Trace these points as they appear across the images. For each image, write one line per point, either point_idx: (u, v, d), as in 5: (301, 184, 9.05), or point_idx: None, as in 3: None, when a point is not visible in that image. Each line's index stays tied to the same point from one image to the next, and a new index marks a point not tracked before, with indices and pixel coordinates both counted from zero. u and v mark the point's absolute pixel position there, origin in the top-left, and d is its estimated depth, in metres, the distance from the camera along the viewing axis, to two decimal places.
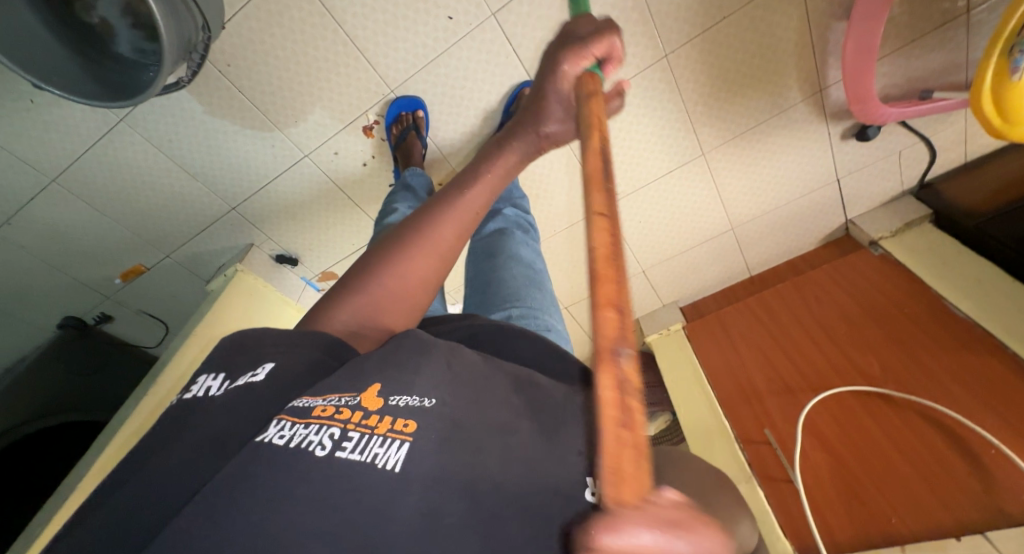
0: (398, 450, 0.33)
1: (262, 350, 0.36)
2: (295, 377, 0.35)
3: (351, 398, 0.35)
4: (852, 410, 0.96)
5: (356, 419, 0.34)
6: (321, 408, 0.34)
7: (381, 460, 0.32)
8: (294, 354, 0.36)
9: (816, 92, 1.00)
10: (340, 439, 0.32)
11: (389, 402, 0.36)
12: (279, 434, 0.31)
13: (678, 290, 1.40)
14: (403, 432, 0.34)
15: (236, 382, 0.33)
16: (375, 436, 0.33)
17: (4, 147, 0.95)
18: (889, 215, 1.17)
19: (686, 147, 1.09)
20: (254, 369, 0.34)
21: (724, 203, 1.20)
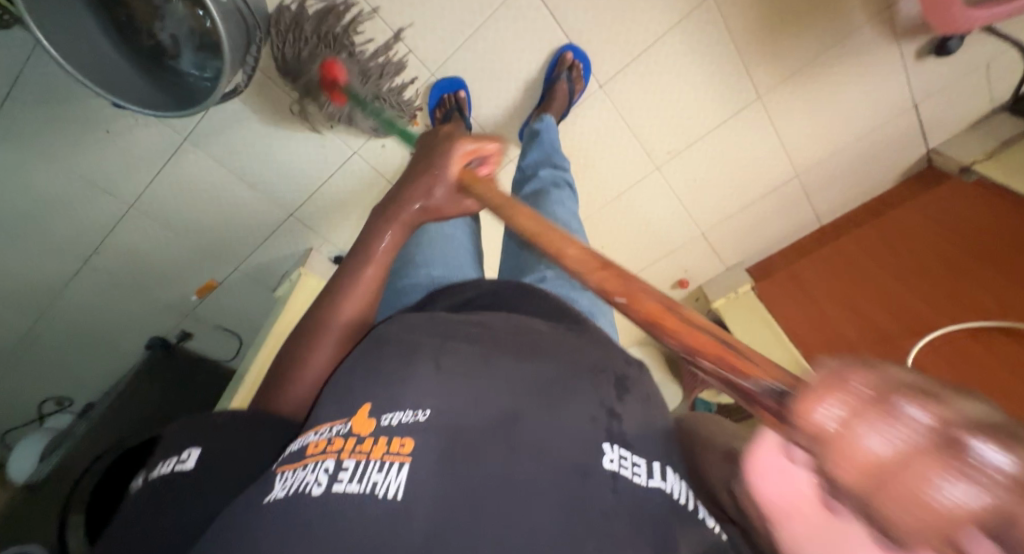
0: (398, 473, 0.31)
1: (192, 430, 0.41)
2: (221, 451, 0.40)
3: (341, 429, 0.34)
4: (967, 350, 0.87)
5: (351, 446, 0.33)
6: (315, 445, 0.34)
7: (379, 489, 0.30)
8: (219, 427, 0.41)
9: (883, 11, 0.92)
10: (336, 472, 0.31)
11: (380, 423, 0.34)
12: (282, 487, 0.32)
13: (742, 251, 1.33)
14: (400, 453, 0.32)
15: (166, 469, 0.38)
16: (372, 462, 0.32)
17: (85, 180, 1.02)
18: (979, 136, 1.06)
19: (740, 92, 1.03)
20: (180, 460, 0.39)
21: (787, 149, 1.12)
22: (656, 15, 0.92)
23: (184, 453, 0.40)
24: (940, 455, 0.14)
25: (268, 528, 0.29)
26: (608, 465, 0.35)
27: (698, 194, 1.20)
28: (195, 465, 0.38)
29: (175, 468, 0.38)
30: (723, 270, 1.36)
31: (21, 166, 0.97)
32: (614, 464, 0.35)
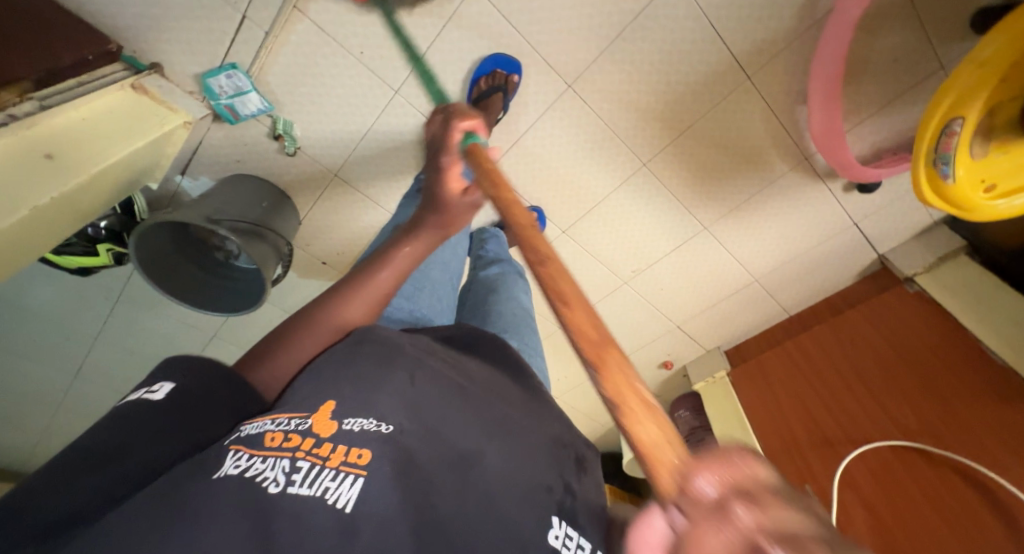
0: (350, 486, 0.37)
1: (174, 368, 0.44)
2: (193, 397, 0.42)
3: (301, 425, 0.40)
4: (891, 467, 0.97)
5: (309, 447, 0.39)
6: (271, 437, 0.39)
7: (330, 495, 0.36)
8: (190, 375, 0.43)
9: (802, 160, 1.04)
10: (291, 472, 0.37)
11: (342, 426, 0.41)
12: (235, 465, 0.36)
13: (718, 338, 1.47)
14: (358, 467, 0.38)
15: (131, 395, 0.41)
16: (327, 469, 0.38)
17: (185, 318, 1.42)
18: (922, 248, 1.14)
19: (686, 226, 1.18)
20: (156, 387, 0.42)
21: (740, 261, 1.26)
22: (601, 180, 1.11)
23: (157, 384, 0.42)
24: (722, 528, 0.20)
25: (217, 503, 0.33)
26: (551, 543, 0.44)
27: (666, 299, 1.36)
28: (161, 398, 0.40)
29: (148, 394, 0.41)
30: (703, 352, 1.51)
31: (138, 313, 1.38)
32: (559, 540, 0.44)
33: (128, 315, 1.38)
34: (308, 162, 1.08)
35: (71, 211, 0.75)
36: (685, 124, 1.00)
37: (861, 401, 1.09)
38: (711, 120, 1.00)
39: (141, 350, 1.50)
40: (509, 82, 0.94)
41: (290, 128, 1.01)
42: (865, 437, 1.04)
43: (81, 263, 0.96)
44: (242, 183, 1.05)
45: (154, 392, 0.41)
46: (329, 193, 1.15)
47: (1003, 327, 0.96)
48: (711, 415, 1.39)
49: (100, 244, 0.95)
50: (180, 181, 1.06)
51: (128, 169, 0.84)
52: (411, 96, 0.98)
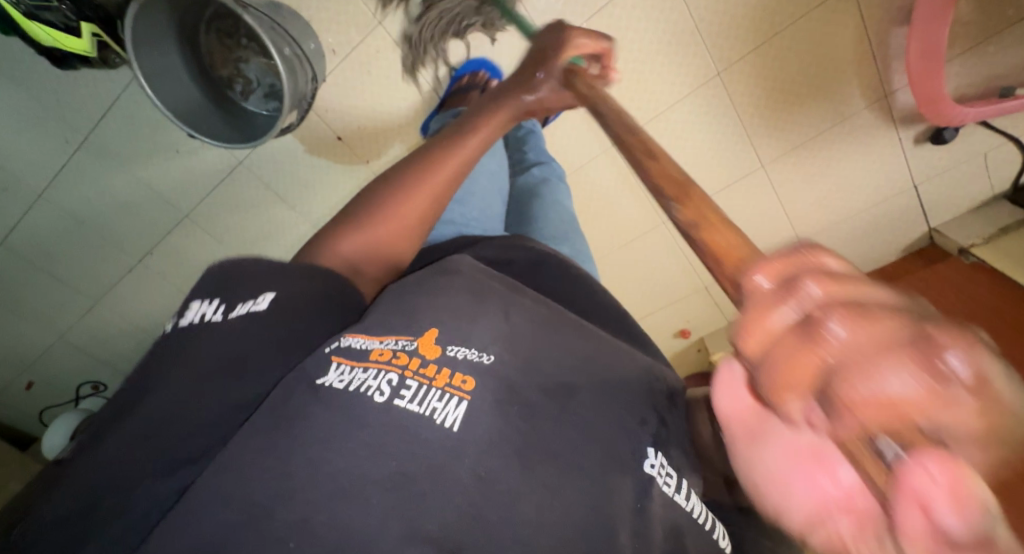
0: (456, 407, 0.39)
1: (260, 278, 0.45)
2: (294, 305, 0.44)
3: (408, 345, 0.42)
4: None
5: (415, 367, 0.40)
6: (377, 352, 0.40)
7: (440, 416, 0.38)
8: (291, 284, 0.45)
9: (881, 98, 0.98)
10: (398, 388, 0.38)
11: (446, 352, 0.42)
12: (339, 380, 0.39)
13: None
14: (461, 390, 0.40)
15: (236, 310, 0.42)
16: (434, 390, 0.39)
17: (155, 190, 1.22)
18: (980, 220, 1.09)
19: (745, 159, 1.10)
20: (255, 299, 0.43)
21: (789, 214, 1.18)
22: (672, 76, 1.01)
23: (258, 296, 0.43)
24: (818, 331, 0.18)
25: (322, 418, 0.36)
26: (647, 470, 0.44)
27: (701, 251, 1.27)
28: (267, 310, 0.42)
29: (249, 307, 0.42)
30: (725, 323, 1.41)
31: (98, 173, 1.17)
32: (654, 469, 0.45)
33: (87, 172, 1.17)
34: None
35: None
36: (772, 30, 0.93)
37: None
38: (800, 31, 0.92)
39: (93, 225, 1.27)
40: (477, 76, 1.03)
41: None
42: None
43: (58, 44, 0.78)
44: (277, 8, 0.89)
45: (256, 304, 0.42)
46: (366, 48, 1.00)
47: None
48: None
49: (83, 26, 0.78)
50: None
51: None
52: None
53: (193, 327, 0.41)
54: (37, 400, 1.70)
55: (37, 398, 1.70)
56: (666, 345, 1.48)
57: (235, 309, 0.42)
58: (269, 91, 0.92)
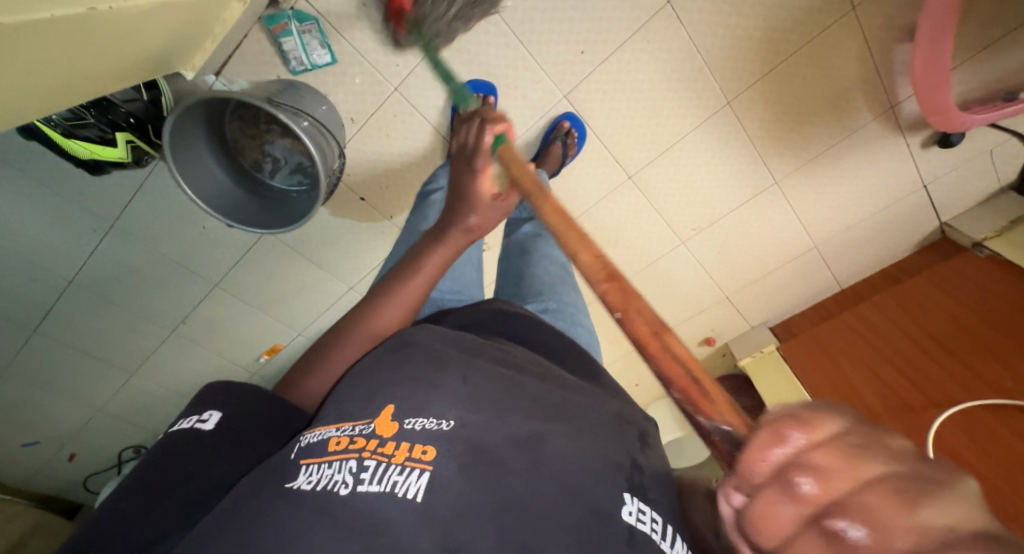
0: (418, 478, 0.39)
1: (211, 398, 0.50)
2: (235, 418, 0.48)
3: (364, 428, 0.43)
4: (988, 425, 0.91)
5: (372, 447, 0.41)
6: (336, 443, 0.42)
7: (401, 488, 0.39)
8: (236, 405, 0.50)
9: (888, 110, 1.01)
10: (358, 471, 0.40)
11: (403, 426, 0.43)
12: (306, 480, 0.40)
13: (763, 311, 1.40)
14: (422, 461, 0.40)
15: (183, 425, 0.47)
16: (393, 465, 0.40)
17: (184, 264, 1.24)
18: (989, 213, 1.13)
19: (758, 178, 1.13)
20: (204, 417, 0.48)
21: (804, 223, 1.21)
22: (684, 108, 1.03)
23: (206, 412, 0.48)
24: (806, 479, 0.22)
25: (291, 519, 0.36)
26: (626, 518, 0.40)
27: (720, 266, 1.30)
28: (210, 428, 0.47)
29: (196, 423, 0.47)
30: (747, 328, 1.44)
31: (128, 255, 1.19)
32: (633, 516, 0.41)
33: (117, 256, 1.19)
34: (358, 66, 0.94)
35: (96, 61, 0.60)
36: (777, 59, 0.96)
37: (941, 365, 1.03)
38: (805, 56, 0.95)
39: (122, 301, 1.29)
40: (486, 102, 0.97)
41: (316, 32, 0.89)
42: (952, 399, 0.98)
43: (93, 155, 0.79)
44: (294, 87, 0.91)
45: (204, 420, 0.48)
46: (383, 114, 1.01)
47: None
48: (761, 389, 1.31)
49: (120, 135, 0.80)
50: (213, 82, 0.93)
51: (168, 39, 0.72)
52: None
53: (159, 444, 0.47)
54: (81, 469, 1.73)
55: (80, 467, 1.72)
56: None
57: (180, 423, 0.47)
58: (297, 167, 0.94)
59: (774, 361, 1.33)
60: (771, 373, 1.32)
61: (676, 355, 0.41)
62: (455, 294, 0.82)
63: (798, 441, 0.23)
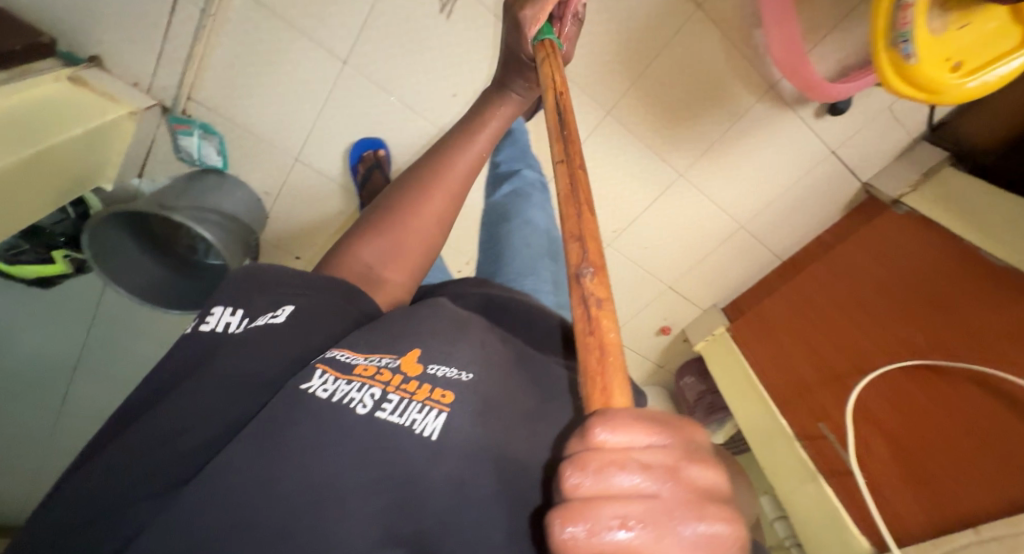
0: (435, 419, 0.44)
1: (284, 296, 0.52)
2: (299, 325, 0.50)
3: (390, 362, 0.48)
4: (902, 388, 0.92)
5: (396, 382, 0.46)
6: (362, 367, 0.47)
7: (418, 425, 0.43)
8: (306, 303, 0.52)
9: (768, 89, 1.02)
10: (380, 401, 0.44)
11: (427, 370, 0.48)
12: (323, 387, 0.45)
13: (712, 294, 1.42)
14: (441, 403, 0.45)
15: (255, 320, 0.50)
16: (415, 403, 0.45)
17: (161, 337, 1.38)
18: (905, 168, 1.11)
19: (661, 174, 1.15)
20: (276, 312, 0.50)
21: (723, 207, 1.22)
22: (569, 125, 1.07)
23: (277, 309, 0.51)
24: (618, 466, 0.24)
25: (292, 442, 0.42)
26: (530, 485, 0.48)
27: (653, 259, 1.32)
28: (284, 322, 0.49)
29: (270, 318, 0.50)
30: (701, 312, 1.46)
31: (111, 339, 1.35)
32: None
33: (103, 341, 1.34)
34: (258, 146, 1.04)
35: None
36: (642, 64, 0.98)
37: (864, 331, 1.03)
38: (667, 57, 0.98)
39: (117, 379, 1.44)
40: (380, 157, 1.06)
41: (208, 127, 0.99)
42: (873, 365, 0.98)
43: (36, 272, 0.96)
44: (201, 178, 1.02)
45: (276, 316, 0.50)
46: (294, 183, 1.11)
47: (1000, 226, 0.90)
48: (714, 373, 1.34)
49: (53, 250, 0.95)
50: (139, 183, 1.03)
51: (71, 169, 0.83)
52: (361, 65, 0.95)
53: (219, 335, 0.49)
54: None
55: None
56: (651, 343, 1.54)
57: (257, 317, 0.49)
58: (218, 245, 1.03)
59: (724, 343, 1.35)
60: (722, 354, 1.34)
61: (591, 294, 0.41)
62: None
63: (612, 438, 0.25)
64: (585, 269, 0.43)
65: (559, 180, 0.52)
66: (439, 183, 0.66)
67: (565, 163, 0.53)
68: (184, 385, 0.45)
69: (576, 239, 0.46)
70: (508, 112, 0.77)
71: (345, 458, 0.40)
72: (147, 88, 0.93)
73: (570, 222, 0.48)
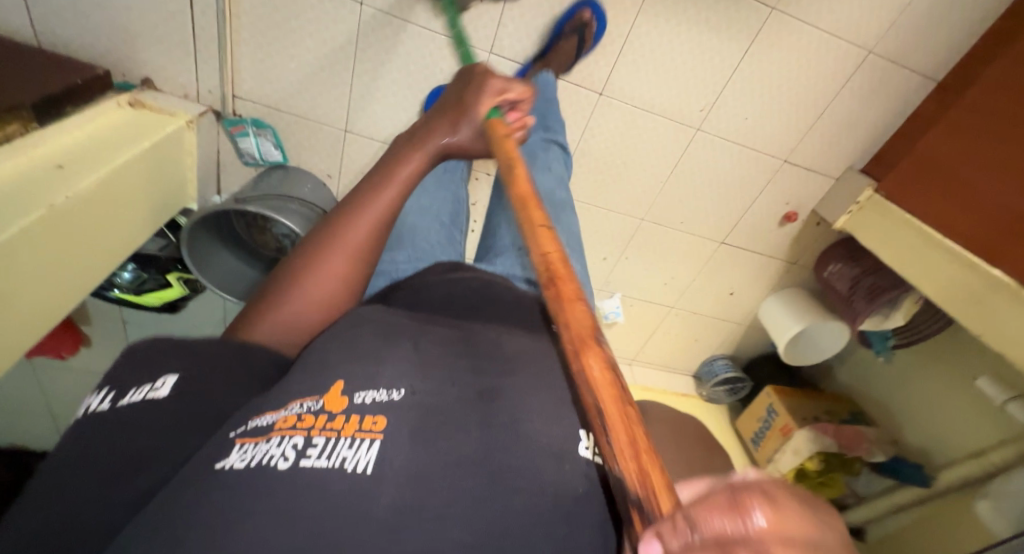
0: (368, 451, 0.39)
1: (168, 364, 0.48)
2: (194, 386, 0.46)
3: (312, 406, 0.43)
4: None
5: (322, 424, 0.41)
6: (280, 421, 0.41)
7: (349, 463, 0.38)
8: (197, 370, 0.47)
9: None
10: (305, 447, 0.39)
11: (353, 400, 0.44)
12: (238, 458, 0.38)
13: (844, 156, 1.15)
14: (373, 432, 0.41)
15: (131, 396, 0.44)
16: (343, 439, 0.40)
17: None
18: None
19: (750, 18, 0.94)
20: (157, 383, 0.46)
21: (839, 35, 0.97)
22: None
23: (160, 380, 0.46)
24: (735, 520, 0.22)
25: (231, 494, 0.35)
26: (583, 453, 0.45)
27: (758, 130, 1.10)
28: (166, 396, 0.45)
29: (151, 391, 0.45)
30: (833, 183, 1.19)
31: None
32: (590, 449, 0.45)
33: None
34: (306, 128, 1.03)
35: (81, 247, 0.74)
36: None
37: None
38: None
39: None
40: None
41: (259, 122, 1.00)
42: None
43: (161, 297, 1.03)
44: (266, 176, 1.03)
45: (158, 388, 0.45)
46: (350, 158, 1.08)
47: None
48: (874, 246, 1.09)
49: (169, 274, 1.02)
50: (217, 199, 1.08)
51: (149, 194, 0.87)
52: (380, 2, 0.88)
53: (88, 419, 0.43)
54: None
55: None
56: (777, 238, 1.29)
57: (130, 395, 0.44)
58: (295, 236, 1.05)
59: (875, 208, 1.10)
60: (878, 222, 1.08)
61: (599, 359, 0.44)
62: (413, 264, 0.81)
63: (761, 519, 0.22)
64: (598, 344, 0.45)
65: (540, 247, 0.57)
66: (338, 243, 0.64)
67: (546, 231, 0.59)
68: (70, 473, 0.39)
69: (581, 306, 0.50)
70: (415, 170, 0.71)
71: (271, 517, 0.33)
72: (196, 97, 0.95)
73: (574, 304, 0.50)
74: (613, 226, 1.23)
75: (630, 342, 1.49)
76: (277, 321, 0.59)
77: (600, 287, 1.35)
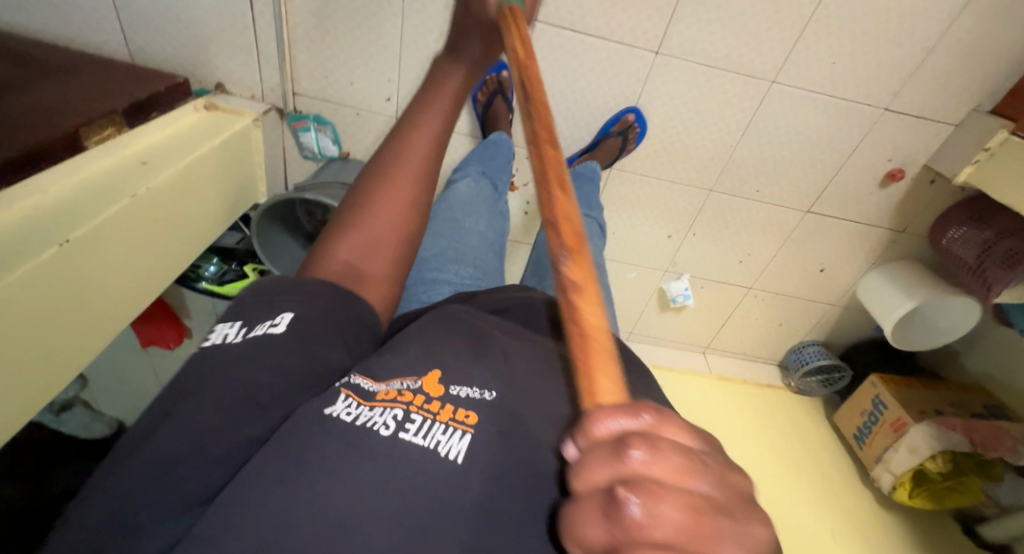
0: (460, 440, 0.39)
1: (284, 301, 0.45)
2: (309, 322, 0.44)
3: (412, 383, 0.42)
4: None
5: (420, 402, 0.41)
6: (384, 392, 0.41)
7: (442, 448, 0.38)
8: (309, 308, 0.45)
9: None
10: (403, 422, 0.39)
11: (449, 390, 0.42)
12: (347, 411, 0.39)
13: (967, 96, 0.97)
14: (464, 423, 0.40)
15: (252, 329, 0.42)
16: (438, 425, 0.39)
17: None
18: None
19: None
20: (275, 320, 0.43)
21: None
22: None
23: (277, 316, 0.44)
24: (645, 503, 0.20)
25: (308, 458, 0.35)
26: None
27: (849, 77, 0.96)
28: (284, 331, 0.42)
29: (268, 326, 0.42)
30: (952, 130, 1.00)
31: None
32: None
33: None
34: (362, 119, 1.06)
35: (159, 243, 0.80)
36: None
37: None
38: None
39: None
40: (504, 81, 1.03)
41: (318, 117, 1.05)
42: None
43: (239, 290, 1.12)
44: (327, 168, 1.08)
45: (277, 324, 0.43)
46: None
47: None
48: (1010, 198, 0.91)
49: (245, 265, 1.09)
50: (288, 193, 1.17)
51: (222, 187, 0.94)
52: None
53: (215, 346, 0.42)
54: None
55: None
56: (878, 202, 1.11)
57: (251, 328, 0.42)
58: None
59: (1013, 155, 0.91)
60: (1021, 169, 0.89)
61: (580, 269, 0.34)
62: (480, 282, 0.75)
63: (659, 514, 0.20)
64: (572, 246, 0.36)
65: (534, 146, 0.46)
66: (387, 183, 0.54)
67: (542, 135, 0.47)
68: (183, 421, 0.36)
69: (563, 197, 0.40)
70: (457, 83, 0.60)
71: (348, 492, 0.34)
72: (261, 96, 1.02)
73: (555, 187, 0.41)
74: (677, 199, 1.14)
75: (704, 325, 1.38)
76: (350, 246, 0.51)
77: (668, 266, 1.26)
